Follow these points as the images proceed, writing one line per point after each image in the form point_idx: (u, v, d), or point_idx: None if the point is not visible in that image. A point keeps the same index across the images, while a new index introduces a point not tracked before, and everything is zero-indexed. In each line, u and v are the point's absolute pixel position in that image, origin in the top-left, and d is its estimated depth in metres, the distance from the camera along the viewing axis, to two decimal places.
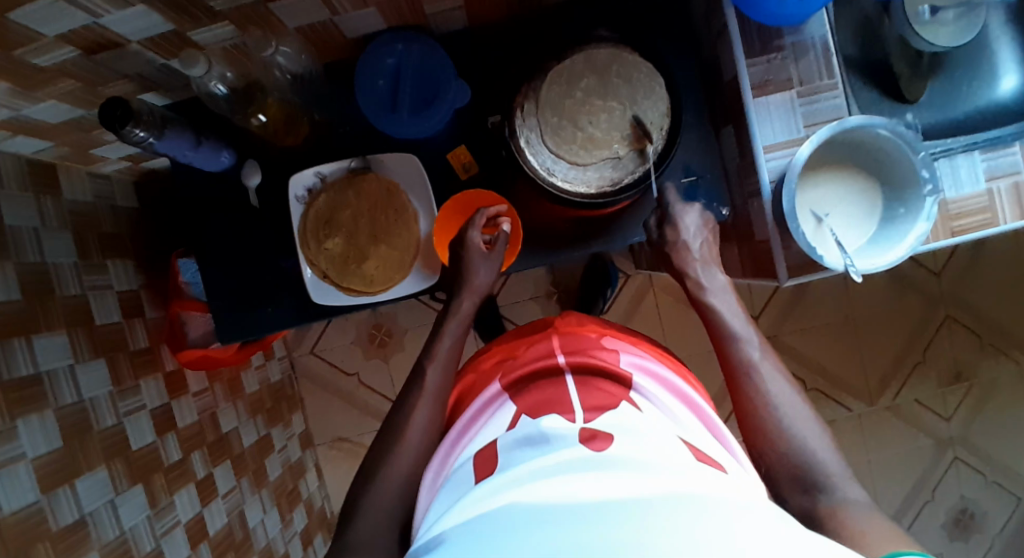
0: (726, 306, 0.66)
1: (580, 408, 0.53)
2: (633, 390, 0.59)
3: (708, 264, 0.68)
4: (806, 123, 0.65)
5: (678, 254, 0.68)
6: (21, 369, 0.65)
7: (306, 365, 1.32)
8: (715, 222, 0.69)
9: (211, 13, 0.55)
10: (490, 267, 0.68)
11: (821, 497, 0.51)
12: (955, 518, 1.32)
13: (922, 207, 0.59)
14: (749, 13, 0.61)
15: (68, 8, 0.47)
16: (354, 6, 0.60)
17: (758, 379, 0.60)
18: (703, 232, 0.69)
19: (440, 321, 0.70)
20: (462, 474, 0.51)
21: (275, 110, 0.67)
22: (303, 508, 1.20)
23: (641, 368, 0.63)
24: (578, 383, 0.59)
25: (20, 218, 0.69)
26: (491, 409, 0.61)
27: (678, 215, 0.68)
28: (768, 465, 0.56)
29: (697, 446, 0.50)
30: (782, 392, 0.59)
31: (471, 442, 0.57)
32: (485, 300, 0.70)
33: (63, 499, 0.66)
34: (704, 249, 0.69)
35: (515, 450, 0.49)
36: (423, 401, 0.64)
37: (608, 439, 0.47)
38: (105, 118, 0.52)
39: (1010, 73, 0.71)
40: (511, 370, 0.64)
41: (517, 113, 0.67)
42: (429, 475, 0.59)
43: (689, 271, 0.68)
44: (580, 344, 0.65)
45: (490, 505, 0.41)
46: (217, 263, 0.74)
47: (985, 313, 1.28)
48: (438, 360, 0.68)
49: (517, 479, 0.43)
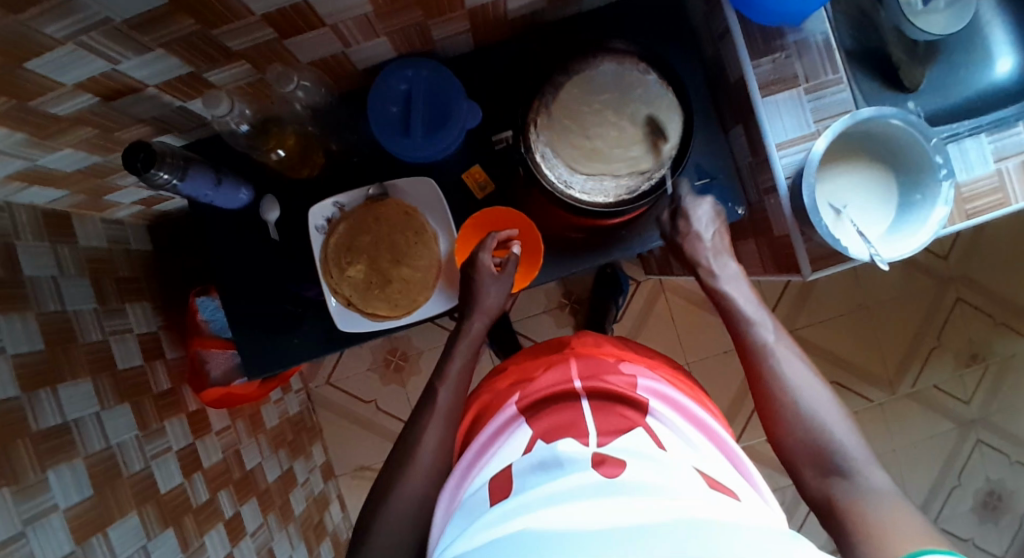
0: (740, 293, 0.66)
1: (595, 433, 0.54)
2: (650, 415, 0.58)
3: (719, 252, 0.68)
4: (816, 117, 0.65)
5: (690, 244, 0.68)
6: (48, 420, 0.64)
7: (322, 395, 1.31)
8: (726, 214, 0.69)
9: (227, 53, 0.56)
10: (501, 289, 0.68)
11: (843, 483, 0.52)
12: (984, 500, 1.31)
13: (939, 191, 0.60)
14: (750, 15, 0.63)
15: (87, 54, 0.48)
16: (366, 36, 0.61)
17: (775, 364, 0.60)
18: (715, 220, 0.69)
19: (451, 341, 0.70)
20: (476, 501, 0.51)
21: (292, 142, 0.68)
22: (329, 541, 1.18)
23: (656, 394, 0.62)
24: (596, 409, 0.58)
25: (40, 268, 0.69)
26: (506, 432, 0.60)
27: (689, 207, 0.68)
28: (788, 448, 0.57)
29: (712, 475, 0.50)
30: (801, 373, 0.59)
31: (486, 466, 0.57)
32: (495, 321, 0.70)
33: (98, 547, 0.65)
34: (717, 239, 0.69)
35: (529, 475, 0.49)
36: (435, 418, 0.64)
37: (619, 464, 0.47)
38: (129, 162, 0.52)
39: (1005, 55, 0.72)
40: (526, 394, 0.63)
41: (531, 129, 0.68)
42: (443, 502, 0.58)
43: (700, 259, 0.68)
44: (597, 368, 0.65)
45: (506, 529, 0.41)
46: (237, 298, 0.74)
47: (996, 293, 1.29)
48: (450, 382, 0.68)
49: (528, 502, 0.44)
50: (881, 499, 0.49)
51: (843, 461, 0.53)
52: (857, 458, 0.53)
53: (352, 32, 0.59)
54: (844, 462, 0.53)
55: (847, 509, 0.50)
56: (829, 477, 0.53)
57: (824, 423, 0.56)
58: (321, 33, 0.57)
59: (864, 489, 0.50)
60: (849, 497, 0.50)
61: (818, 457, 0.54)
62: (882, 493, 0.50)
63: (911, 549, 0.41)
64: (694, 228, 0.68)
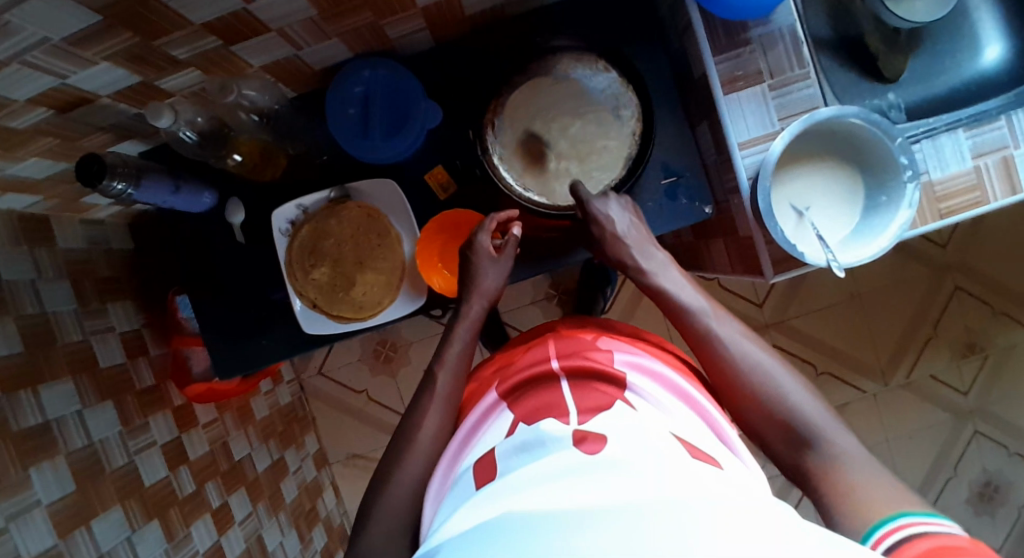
0: (674, 284, 0.65)
1: (575, 411, 0.52)
2: (628, 390, 0.57)
3: (645, 245, 0.68)
4: (780, 116, 0.64)
5: (613, 247, 0.66)
6: (29, 420, 0.66)
7: (315, 386, 1.34)
8: (636, 204, 0.67)
9: (176, 62, 0.56)
10: (501, 272, 0.69)
11: (811, 454, 0.52)
12: (979, 491, 1.29)
13: (904, 194, 0.58)
14: (711, 9, 0.61)
15: (33, 72, 0.48)
16: (317, 39, 0.61)
17: (722, 348, 0.60)
18: (629, 216, 0.67)
19: (450, 324, 0.71)
20: (463, 483, 0.51)
21: (248, 147, 0.68)
22: (322, 526, 1.22)
23: (635, 367, 0.62)
24: (575, 387, 0.57)
25: (18, 272, 0.71)
26: (490, 418, 0.60)
27: (598, 209, 0.65)
28: (753, 425, 0.57)
29: (690, 442, 0.50)
30: (750, 350, 0.59)
31: (474, 448, 0.57)
32: (494, 303, 0.70)
33: (80, 540, 0.68)
34: (635, 232, 0.68)
35: (512, 458, 0.48)
36: (436, 401, 0.64)
37: (601, 439, 0.46)
38: (82, 174, 0.53)
39: (993, 43, 0.69)
40: (508, 377, 0.63)
41: (488, 130, 0.68)
42: (435, 482, 0.58)
43: (628, 260, 0.67)
44: (577, 346, 0.63)
45: (489, 511, 0.41)
46: (209, 301, 0.75)
47: (996, 281, 1.26)
48: (448, 366, 0.68)
49: (514, 484, 0.43)
50: (851, 466, 0.49)
51: (809, 431, 0.53)
52: (818, 425, 0.53)
53: (301, 36, 0.59)
54: (808, 432, 0.52)
55: (822, 479, 0.50)
56: (799, 449, 0.53)
57: (783, 396, 0.55)
58: (267, 38, 0.57)
59: (834, 456, 0.50)
60: (821, 467, 0.50)
61: (774, 433, 0.55)
62: (849, 457, 0.50)
63: (888, 514, 0.43)
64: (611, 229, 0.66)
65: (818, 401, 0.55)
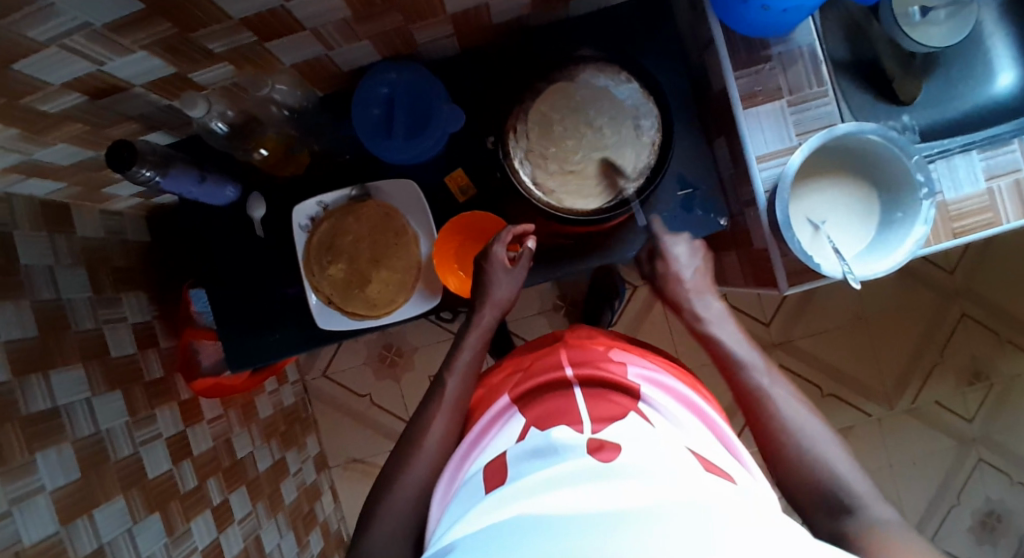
0: (728, 335, 0.69)
1: (588, 420, 0.52)
2: (641, 401, 0.57)
3: (702, 293, 0.73)
4: (798, 131, 0.66)
5: (671, 285, 0.74)
6: (38, 404, 0.66)
7: (318, 387, 1.34)
8: (704, 250, 0.74)
9: (209, 55, 0.57)
10: (513, 282, 0.69)
11: (849, 518, 0.50)
12: (981, 520, 1.28)
13: (919, 210, 0.59)
14: (733, 25, 0.62)
15: (72, 56, 0.50)
16: (347, 39, 0.62)
17: (771, 404, 0.60)
18: (695, 261, 0.74)
19: (461, 332, 0.71)
20: (472, 487, 0.50)
21: (274, 143, 0.70)
22: (319, 530, 1.20)
23: (648, 380, 0.61)
24: (587, 395, 0.57)
25: (35, 256, 0.71)
26: (501, 421, 0.60)
27: (667, 246, 0.74)
28: (793, 491, 0.55)
29: (705, 456, 0.49)
30: (800, 415, 0.59)
31: (483, 453, 0.57)
32: (506, 312, 0.71)
33: (82, 528, 0.67)
34: (698, 278, 0.74)
35: (524, 463, 0.48)
36: (443, 409, 0.64)
37: (616, 449, 0.46)
38: (112, 159, 0.53)
39: (1006, 69, 0.70)
40: (520, 383, 0.63)
41: (509, 136, 0.70)
42: (441, 487, 0.58)
43: (685, 302, 0.73)
44: (588, 356, 0.64)
45: (500, 514, 0.40)
46: (225, 293, 0.76)
47: (1002, 309, 1.26)
48: (457, 371, 0.68)
49: (525, 489, 0.43)
50: (889, 529, 0.47)
51: (848, 499, 0.51)
52: (860, 495, 0.51)
53: (332, 35, 0.61)
54: (848, 500, 0.51)
55: (856, 538, 0.47)
56: (837, 515, 0.51)
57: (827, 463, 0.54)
58: (301, 36, 0.59)
59: (873, 521, 0.48)
60: (854, 529, 0.49)
61: (810, 502, 0.54)
62: (887, 522, 0.48)
63: None
64: (675, 268, 0.74)
65: (867, 477, 0.53)
